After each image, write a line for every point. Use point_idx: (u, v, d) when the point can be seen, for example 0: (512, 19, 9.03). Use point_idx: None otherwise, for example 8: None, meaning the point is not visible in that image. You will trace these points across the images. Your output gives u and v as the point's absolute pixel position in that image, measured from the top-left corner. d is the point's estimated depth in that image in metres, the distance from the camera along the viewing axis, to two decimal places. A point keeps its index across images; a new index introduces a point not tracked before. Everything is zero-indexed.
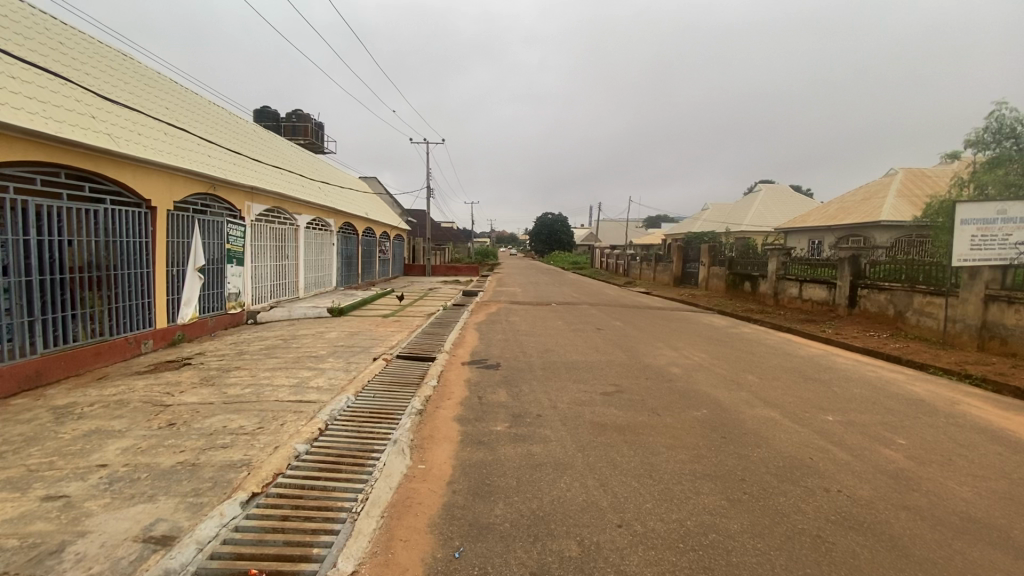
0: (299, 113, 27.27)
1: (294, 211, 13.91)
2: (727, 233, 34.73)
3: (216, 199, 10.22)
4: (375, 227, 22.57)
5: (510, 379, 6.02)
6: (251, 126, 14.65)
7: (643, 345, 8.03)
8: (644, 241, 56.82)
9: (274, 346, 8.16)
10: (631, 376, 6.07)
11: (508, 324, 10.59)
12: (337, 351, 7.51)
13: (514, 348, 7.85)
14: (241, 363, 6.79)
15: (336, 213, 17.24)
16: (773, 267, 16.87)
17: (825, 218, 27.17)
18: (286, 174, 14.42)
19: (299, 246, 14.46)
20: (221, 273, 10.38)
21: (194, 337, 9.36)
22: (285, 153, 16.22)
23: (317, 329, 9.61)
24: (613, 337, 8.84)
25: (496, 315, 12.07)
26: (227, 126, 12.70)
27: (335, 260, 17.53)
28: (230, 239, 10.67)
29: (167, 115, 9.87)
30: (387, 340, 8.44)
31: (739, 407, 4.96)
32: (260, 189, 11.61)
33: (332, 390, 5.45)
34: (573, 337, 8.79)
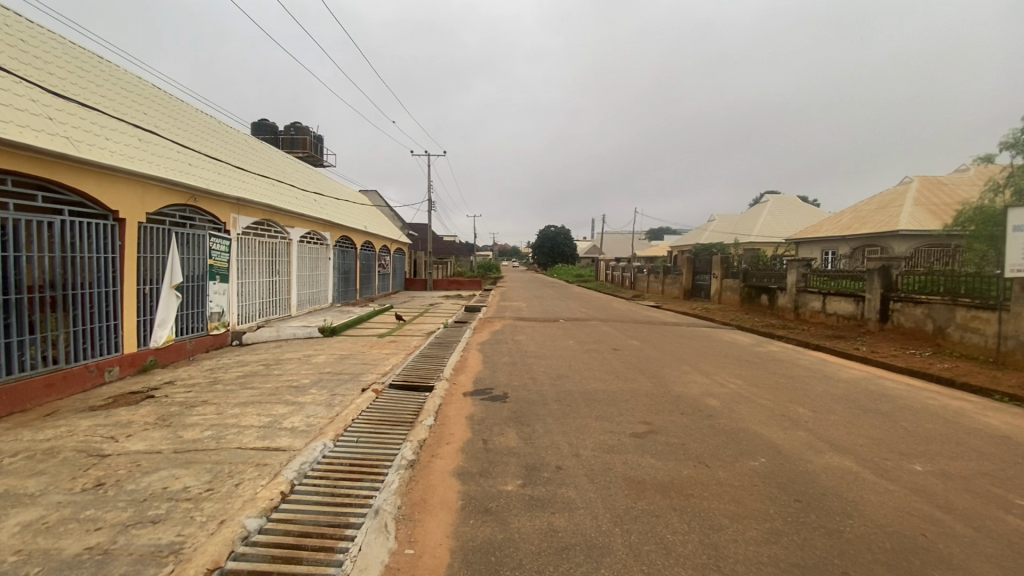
0: (297, 125, 26.68)
1: (285, 224, 13.11)
2: (736, 244, 33.84)
3: (198, 211, 9.41)
4: (374, 240, 21.79)
5: (520, 415, 5.11)
6: (241, 136, 13.91)
7: (667, 369, 7.10)
8: (648, 254, 55.97)
9: (252, 373, 7.27)
10: (662, 410, 5.17)
11: (514, 344, 9.67)
12: (321, 380, 6.61)
13: (522, 374, 6.95)
14: (210, 396, 5.92)
15: (332, 227, 16.46)
16: (792, 279, 15.96)
17: (839, 229, 26.26)
18: (277, 185, 13.65)
19: (292, 261, 13.63)
20: (202, 291, 9.53)
21: (168, 363, 8.48)
22: (279, 165, 15.48)
23: (303, 352, 8.72)
24: (633, 359, 7.93)
25: (500, 333, 11.18)
26: (215, 134, 11.99)
27: (331, 276, 16.70)
28: (213, 254, 9.83)
29: (145, 121, 9.14)
30: (380, 365, 7.56)
31: (803, 453, 4.04)
32: (246, 200, 10.81)
33: (308, 433, 4.55)
34: (587, 360, 7.88)
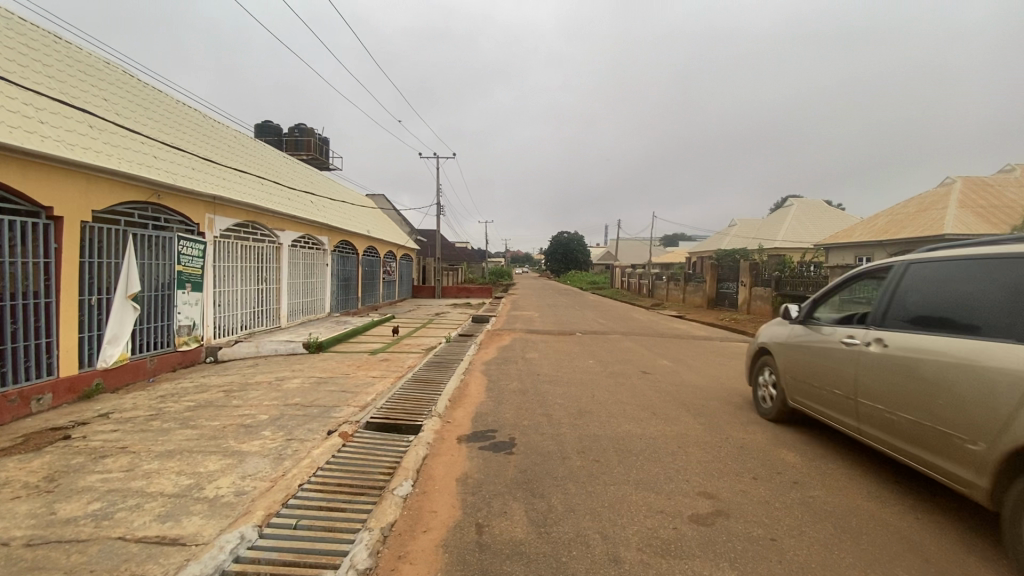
0: (301, 127, 25.67)
1: (275, 227, 11.94)
2: (760, 250, 32.15)
3: (162, 209, 8.21)
4: (378, 245, 20.57)
5: (531, 478, 3.74)
6: (230, 132, 12.80)
7: (715, 404, 5.68)
8: (665, 260, 54.23)
9: (206, 403, 5.99)
10: (726, 472, 3.76)
11: (525, 363, 8.31)
12: (283, 416, 5.31)
13: (534, 408, 5.57)
14: (136, 439, 4.66)
15: (330, 230, 15.28)
16: None
17: (874, 233, 24.57)
18: (267, 185, 12.49)
19: (282, 267, 12.43)
20: (168, 301, 8.32)
21: (118, 387, 7.23)
22: (273, 164, 14.35)
23: (278, 374, 7.45)
24: (669, 387, 6.51)
25: (509, 349, 9.81)
26: (194, 127, 10.88)
27: (328, 283, 15.50)
28: (183, 259, 8.62)
29: (103, 107, 8.03)
30: (362, 394, 6.25)
31: (966, 566, 2.61)
32: (224, 199, 9.63)
33: (230, 511, 3.22)
34: (614, 387, 6.47)
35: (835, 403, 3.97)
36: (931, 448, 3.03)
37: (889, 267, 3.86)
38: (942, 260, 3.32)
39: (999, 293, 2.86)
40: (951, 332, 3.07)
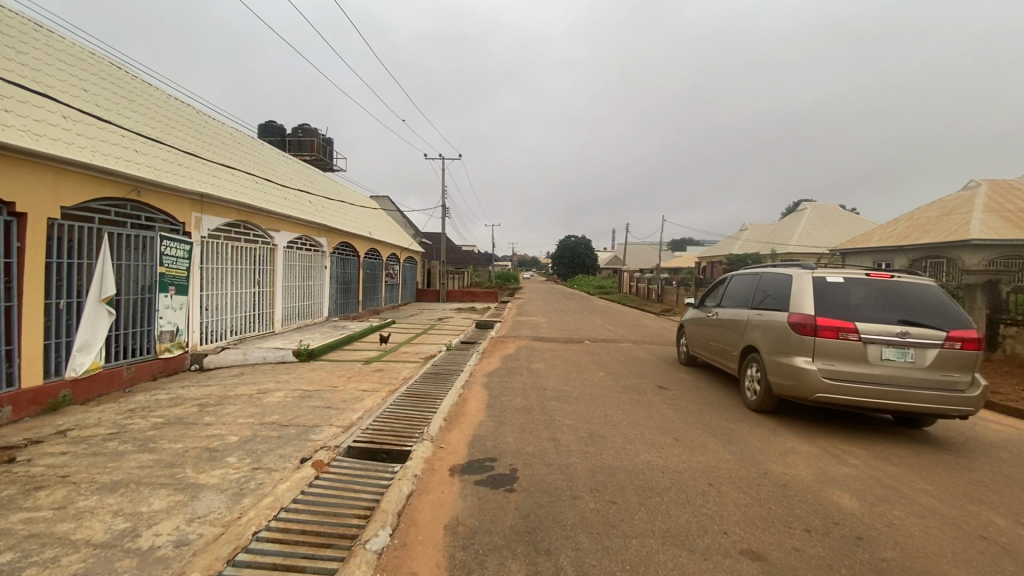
0: (305, 127, 25.22)
1: (270, 227, 11.39)
2: (773, 255, 31.28)
3: (143, 206, 7.67)
4: (380, 247, 20.01)
5: (534, 526, 3.10)
6: (224, 128, 12.28)
7: (744, 429, 5.02)
8: (674, 265, 53.33)
9: (176, 420, 5.40)
10: (771, 523, 3.11)
11: (530, 375, 7.67)
12: (256, 437, 4.71)
13: (540, 430, 4.93)
14: (83, 465, 4.08)
15: (330, 231, 14.74)
16: None
17: (894, 239, 23.75)
18: (261, 184, 11.95)
19: (277, 269, 11.88)
20: (148, 305, 7.77)
21: (89, 398, 6.67)
22: (271, 162, 13.84)
23: (262, 386, 6.85)
24: (690, 406, 5.85)
25: (514, 359, 9.16)
26: (183, 122, 10.34)
27: (327, 286, 14.95)
28: (166, 260, 8.08)
29: (81, 97, 7.51)
30: (349, 411, 5.64)
31: None
32: (212, 197, 9.07)
33: (162, 569, 2.62)
34: (629, 405, 5.82)
35: (709, 346, 7.52)
36: (724, 356, 6.91)
37: (728, 279, 7.65)
38: (744, 276, 7.03)
39: (760, 288, 6.42)
40: (740, 306, 6.74)
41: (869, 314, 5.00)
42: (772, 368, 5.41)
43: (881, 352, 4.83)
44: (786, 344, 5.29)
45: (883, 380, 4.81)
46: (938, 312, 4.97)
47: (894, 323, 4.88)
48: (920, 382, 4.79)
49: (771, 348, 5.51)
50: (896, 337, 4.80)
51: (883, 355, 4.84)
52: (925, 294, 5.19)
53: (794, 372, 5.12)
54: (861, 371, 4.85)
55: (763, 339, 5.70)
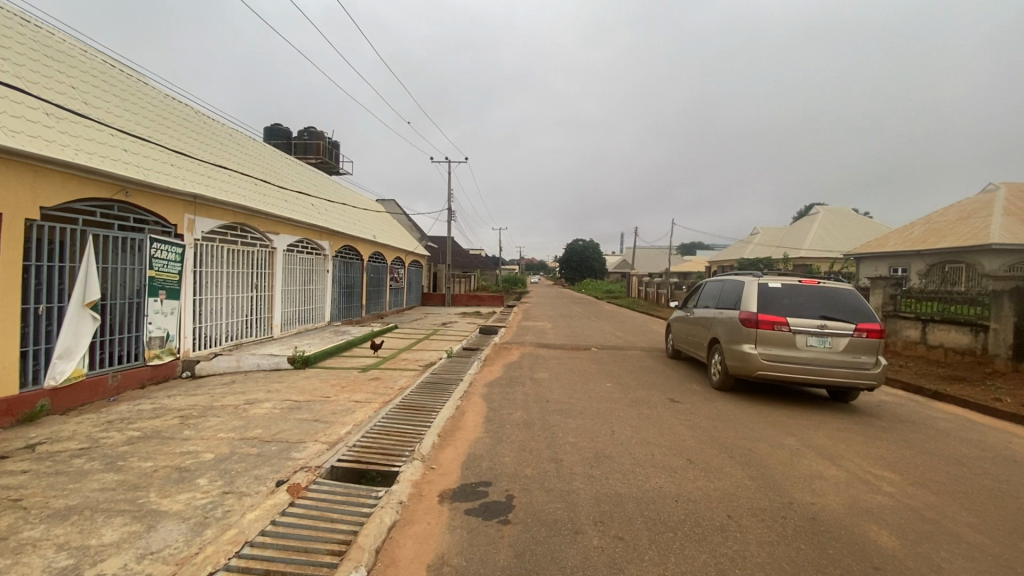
0: (311, 130, 25.09)
1: (269, 230, 11.12)
2: (785, 259, 30.66)
3: (131, 207, 7.41)
4: (385, 251, 19.72)
5: (529, 568, 2.72)
6: (224, 129, 12.07)
7: (764, 449, 4.59)
8: (683, 269, 52.63)
9: (155, 433, 5.08)
10: (801, 567, 2.71)
11: (534, 385, 7.30)
12: (234, 455, 4.36)
13: (541, 449, 4.55)
14: (42, 486, 3.76)
15: (332, 234, 14.46)
16: (876, 302, 13.19)
17: (911, 243, 23.11)
18: (261, 185, 11.69)
19: (276, 273, 11.59)
20: (136, 310, 7.48)
21: (70, 409, 6.38)
22: (272, 164, 13.60)
23: (251, 397, 6.53)
24: (704, 422, 5.43)
25: (517, 367, 8.78)
26: (179, 122, 10.12)
27: (329, 290, 14.66)
28: (156, 263, 7.80)
29: (68, 95, 7.31)
30: (339, 425, 5.28)
31: None
32: (205, 198, 8.80)
33: None
34: (638, 421, 5.42)
35: (689, 340, 9.24)
36: (699, 347, 8.63)
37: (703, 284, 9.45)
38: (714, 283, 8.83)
39: (725, 291, 8.16)
40: (710, 307, 8.56)
41: (798, 312, 6.78)
42: (730, 354, 7.15)
43: (807, 340, 6.58)
44: (739, 335, 7.04)
45: (809, 361, 6.50)
46: (853, 309, 6.68)
47: (816, 318, 6.65)
48: (835, 362, 6.51)
49: (730, 339, 7.24)
50: (817, 328, 6.57)
51: (808, 342, 6.59)
52: (845, 296, 6.92)
53: (744, 356, 6.82)
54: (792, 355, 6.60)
55: (724, 331, 7.44)
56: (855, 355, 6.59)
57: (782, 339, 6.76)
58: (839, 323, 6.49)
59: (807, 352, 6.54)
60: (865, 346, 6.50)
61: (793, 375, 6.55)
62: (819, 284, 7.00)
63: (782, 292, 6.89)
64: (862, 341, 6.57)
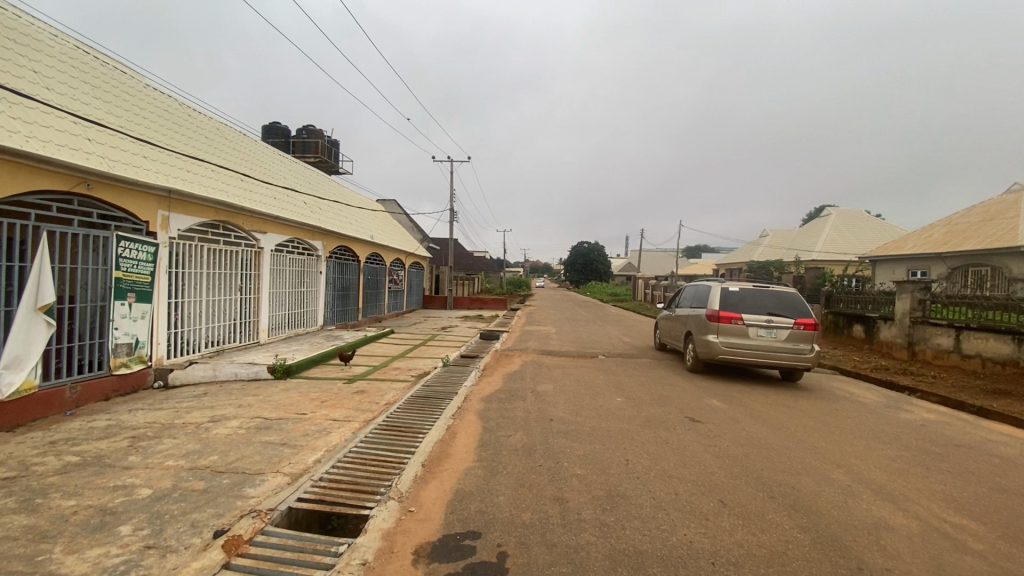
0: (310, 128, 24.47)
1: (255, 228, 10.45)
2: (797, 262, 29.75)
3: (95, 201, 6.74)
4: (383, 252, 19.05)
5: None
6: (211, 122, 11.42)
7: (810, 488, 3.85)
8: (690, 272, 51.65)
9: (94, 459, 4.36)
10: None
11: (536, 399, 6.56)
12: (175, 491, 3.64)
13: (542, 486, 3.82)
14: None
15: (326, 234, 13.79)
16: (901, 307, 12.45)
17: (931, 245, 22.24)
18: (248, 182, 11.04)
19: (263, 274, 10.91)
20: (100, 314, 6.79)
21: (17, 426, 5.68)
22: (264, 161, 12.97)
23: (219, 413, 5.81)
24: (731, 448, 4.69)
25: (518, 378, 8.05)
26: (159, 113, 9.48)
27: (323, 292, 13.98)
28: (124, 263, 7.11)
29: (27, 78, 6.65)
30: (308, 451, 4.56)
31: None
32: (182, 193, 8.13)
33: None
34: (655, 447, 4.69)
35: (670, 334, 10.95)
36: (677, 339, 10.34)
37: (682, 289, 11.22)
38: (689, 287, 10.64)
39: (696, 295, 9.94)
40: (685, 307, 10.30)
41: (752, 309, 8.48)
42: (698, 343, 8.86)
43: (756, 331, 8.28)
44: (705, 327, 8.76)
45: (758, 347, 8.17)
46: (793, 307, 8.40)
47: (763, 314, 8.37)
48: (779, 348, 8.18)
49: (698, 330, 8.97)
50: (765, 322, 8.26)
51: (758, 333, 8.26)
52: (792, 297, 8.60)
53: (708, 344, 8.52)
54: (744, 343, 8.30)
55: (695, 324, 9.16)
56: (796, 344, 8.25)
57: (739, 330, 8.44)
58: (782, 318, 8.19)
59: (757, 340, 8.21)
60: (803, 337, 8.19)
61: (745, 358, 8.26)
62: (769, 288, 8.73)
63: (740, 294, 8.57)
64: (802, 332, 8.28)
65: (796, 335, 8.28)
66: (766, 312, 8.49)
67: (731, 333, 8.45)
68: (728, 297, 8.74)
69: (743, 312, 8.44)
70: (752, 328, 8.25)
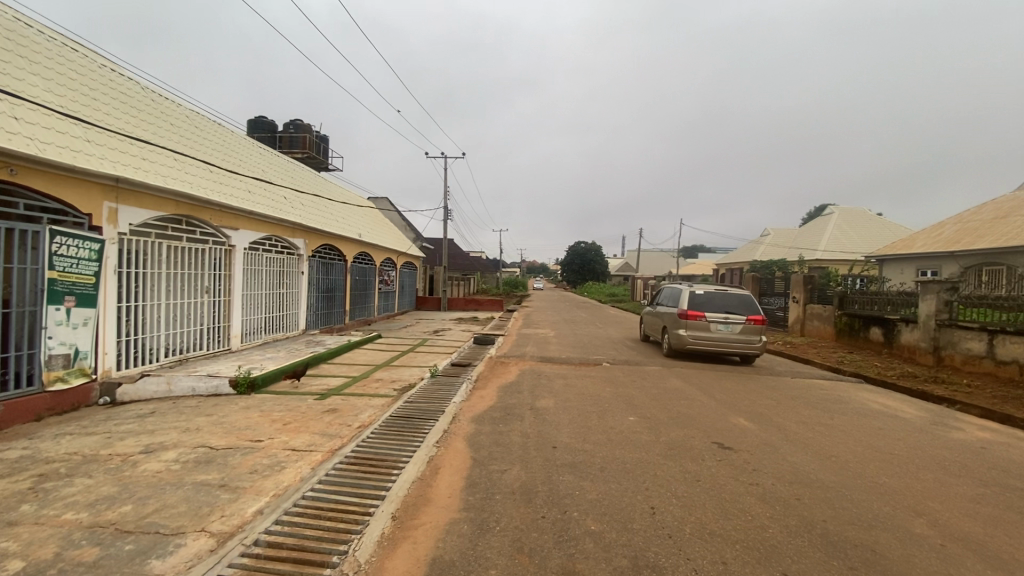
0: (297, 122, 23.43)
1: (225, 224, 9.49)
2: (801, 261, 28.97)
3: (21, 189, 5.81)
4: (373, 251, 18.11)
5: None
6: (180, 109, 10.49)
7: (895, 553, 2.94)
8: (690, 271, 50.87)
9: None
10: None
11: (535, 418, 5.68)
12: (52, 568, 2.71)
13: (546, 552, 2.91)
14: None
15: (308, 232, 12.84)
16: (924, 308, 11.63)
17: (942, 244, 21.45)
18: (218, 173, 10.07)
19: (236, 275, 9.92)
20: (28, 322, 5.82)
21: None
22: (240, 152, 12.02)
23: (157, 441, 4.87)
24: (777, 489, 3.79)
25: (514, 390, 7.15)
26: (114, 95, 8.52)
27: (305, 294, 13.00)
28: (60, 262, 6.14)
29: None
30: (251, 496, 3.62)
31: None
32: (132, 182, 7.18)
33: None
34: (683, 488, 3.79)
35: (651, 330, 12.69)
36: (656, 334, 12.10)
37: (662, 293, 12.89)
38: (667, 290, 12.34)
39: (671, 296, 11.68)
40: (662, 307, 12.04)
41: (714, 307, 10.15)
42: (670, 336, 10.64)
43: (715, 326, 9.99)
44: (675, 322, 10.54)
45: (716, 339, 9.90)
46: (747, 305, 10.06)
47: (721, 311, 10.10)
48: (734, 340, 9.87)
49: (670, 325, 10.78)
50: (723, 318, 9.97)
51: (717, 327, 9.98)
52: (747, 297, 10.28)
53: (677, 336, 10.28)
54: (705, 335, 10.04)
55: (667, 321, 10.96)
56: (748, 336, 9.94)
57: (702, 325, 10.17)
58: (737, 315, 9.90)
59: (716, 333, 9.91)
60: (753, 331, 9.93)
61: (707, 347, 9.97)
62: (728, 290, 10.41)
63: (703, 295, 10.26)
64: (752, 326, 9.98)
65: (748, 329, 9.97)
66: (725, 309, 10.18)
67: (696, 327, 10.18)
68: (695, 297, 10.43)
69: (705, 309, 10.14)
70: (712, 323, 9.97)
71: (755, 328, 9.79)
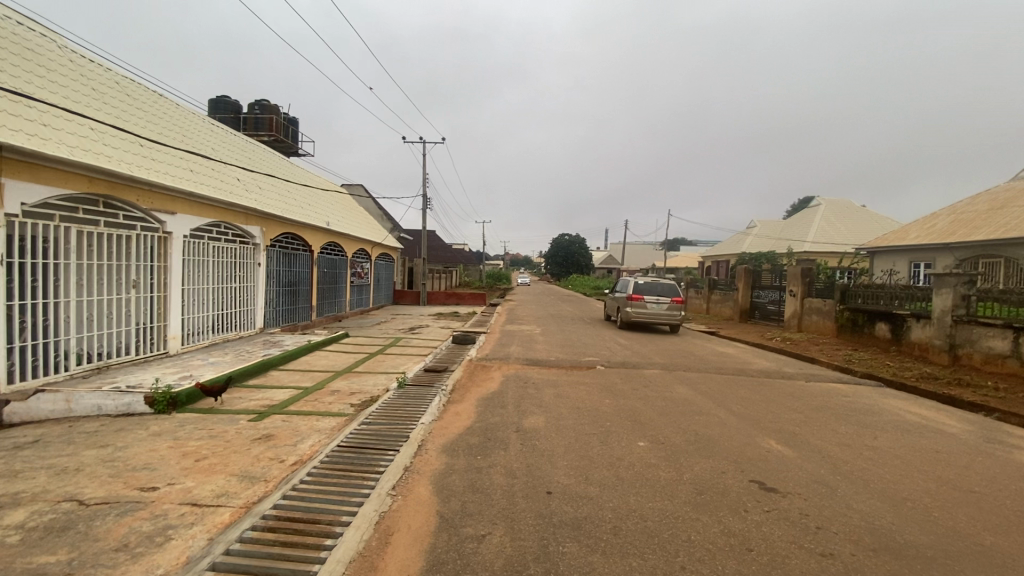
0: (263, 102, 21.74)
1: (157, 206, 8.07)
2: (790, 254, 28.42)
3: None
4: (344, 241, 16.75)
5: None
6: (106, 72, 8.98)
7: None
8: (675, 264, 50.31)
9: None
10: None
11: (522, 443, 4.57)
12: None
13: None
14: None
15: (265, 218, 11.46)
16: (938, 302, 10.77)
17: (936, 236, 20.87)
18: (149, 146, 8.61)
19: (175, 266, 8.51)
20: None
21: None
22: (184, 126, 10.53)
23: (14, 490, 3.60)
24: (864, 566, 2.71)
25: (496, 403, 6.04)
26: (11, 48, 7.03)
27: (264, 288, 11.60)
28: None
29: None
30: None
31: None
32: (18, 149, 5.75)
33: None
34: (732, 568, 2.68)
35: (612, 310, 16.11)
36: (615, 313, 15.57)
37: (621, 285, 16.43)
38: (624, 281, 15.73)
39: (626, 285, 15.10)
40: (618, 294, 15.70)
41: (650, 291, 13.89)
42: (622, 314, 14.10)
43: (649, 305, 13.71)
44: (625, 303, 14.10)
45: (650, 313, 13.57)
46: (672, 290, 13.84)
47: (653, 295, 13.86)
48: (663, 315, 13.55)
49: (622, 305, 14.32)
50: (655, 299, 13.69)
51: (651, 306, 13.69)
52: (673, 286, 14.04)
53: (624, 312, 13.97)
54: (641, 312, 13.76)
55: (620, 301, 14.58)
56: (672, 312, 13.63)
57: (641, 305, 13.87)
58: (665, 296, 13.65)
59: (650, 309, 13.60)
60: (676, 307, 13.83)
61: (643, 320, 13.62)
62: (661, 280, 14.16)
63: (642, 283, 14.18)
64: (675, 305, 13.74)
65: (672, 307, 13.71)
66: (658, 293, 13.94)
67: (637, 306, 13.92)
68: (638, 286, 14.13)
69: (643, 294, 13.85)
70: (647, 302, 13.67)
71: (677, 305, 13.53)
